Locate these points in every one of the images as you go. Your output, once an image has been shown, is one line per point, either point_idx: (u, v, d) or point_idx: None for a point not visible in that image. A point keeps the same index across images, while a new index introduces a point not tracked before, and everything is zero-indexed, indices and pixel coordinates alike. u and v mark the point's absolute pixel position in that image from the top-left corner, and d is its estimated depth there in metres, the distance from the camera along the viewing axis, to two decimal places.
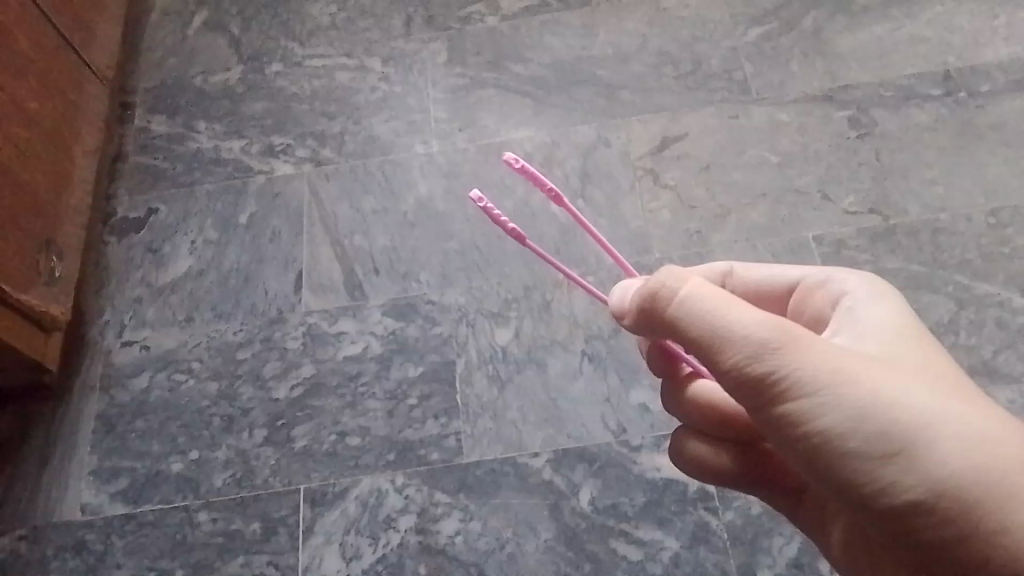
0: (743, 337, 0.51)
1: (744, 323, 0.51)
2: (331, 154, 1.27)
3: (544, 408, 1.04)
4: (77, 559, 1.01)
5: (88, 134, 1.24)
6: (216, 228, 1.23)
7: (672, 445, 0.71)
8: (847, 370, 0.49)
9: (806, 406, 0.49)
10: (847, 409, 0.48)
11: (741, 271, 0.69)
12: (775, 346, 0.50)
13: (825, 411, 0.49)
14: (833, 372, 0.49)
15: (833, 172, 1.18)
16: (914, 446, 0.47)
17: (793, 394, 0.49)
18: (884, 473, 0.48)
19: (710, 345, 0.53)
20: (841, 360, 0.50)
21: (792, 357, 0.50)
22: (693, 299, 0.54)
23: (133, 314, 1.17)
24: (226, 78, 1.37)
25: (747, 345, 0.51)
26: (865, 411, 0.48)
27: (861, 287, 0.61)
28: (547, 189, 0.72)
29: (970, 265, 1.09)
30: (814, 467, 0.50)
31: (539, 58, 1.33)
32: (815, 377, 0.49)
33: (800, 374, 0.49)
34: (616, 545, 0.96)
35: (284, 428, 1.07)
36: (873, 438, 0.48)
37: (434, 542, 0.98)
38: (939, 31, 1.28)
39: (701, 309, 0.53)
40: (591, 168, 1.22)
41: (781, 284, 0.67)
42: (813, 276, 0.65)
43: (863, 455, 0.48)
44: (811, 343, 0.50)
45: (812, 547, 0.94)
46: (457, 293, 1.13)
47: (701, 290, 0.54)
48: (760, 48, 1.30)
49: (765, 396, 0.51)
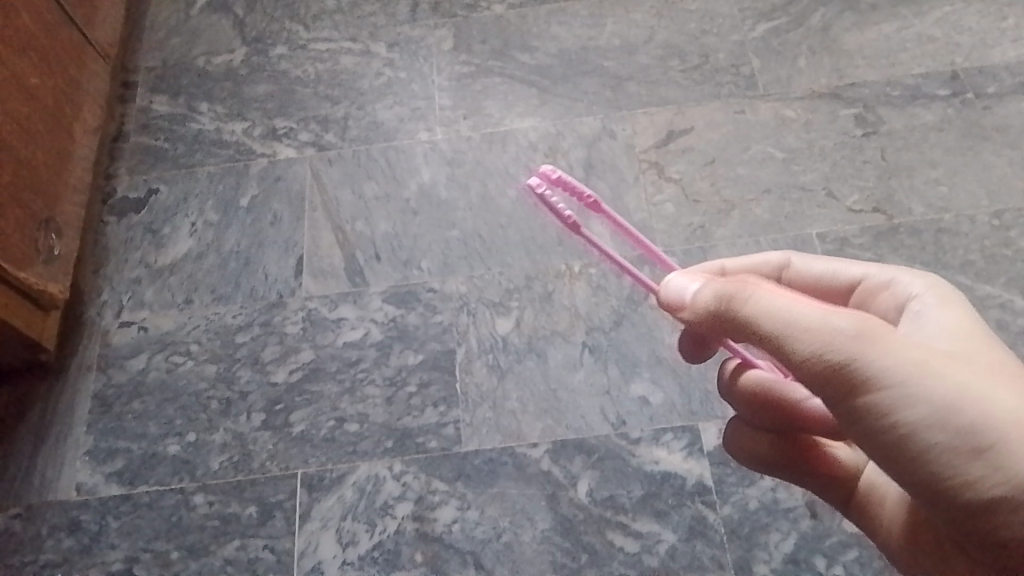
0: (821, 333, 0.52)
1: (818, 318, 0.52)
2: (334, 138, 1.26)
3: (544, 399, 1.04)
4: (71, 538, 1.01)
5: (89, 111, 1.23)
6: (217, 210, 1.22)
7: (728, 433, 0.76)
8: (930, 365, 0.50)
9: (890, 399, 0.50)
10: (932, 402, 0.49)
11: (798, 263, 0.71)
12: (857, 339, 0.51)
13: (904, 404, 0.50)
14: (913, 368, 0.50)
15: (839, 169, 1.18)
16: (1001, 442, 0.48)
17: (874, 387, 0.50)
18: (971, 468, 0.49)
19: (781, 339, 0.53)
20: (924, 357, 0.51)
21: (874, 351, 0.51)
22: (765, 297, 0.55)
23: (132, 294, 1.16)
24: (229, 59, 1.35)
25: (826, 341, 0.51)
26: (945, 406, 0.49)
27: (929, 291, 0.61)
28: (585, 197, 0.69)
29: (972, 266, 1.09)
30: (894, 462, 0.51)
31: (545, 48, 1.32)
32: (898, 372, 0.50)
33: (881, 369, 0.50)
34: (613, 537, 0.96)
35: (282, 412, 1.06)
36: (960, 433, 0.49)
37: (431, 530, 0.98)
38: (947, 31, 1.27)
39: (774, 305, 0.54)
40: (595, 159, 1.21)
41: (842, 281, 0.68)
42: (876, 276, 0.65)
43: (948, 450, 0.49)
44: (889, 340, 0.51)
45: (809, 543, 0.94)
46: (458, 281, 1.13)
47: (770, 290, 0.55)
48: (768, 43, 1.29)
49: (845, 390, 0.52)
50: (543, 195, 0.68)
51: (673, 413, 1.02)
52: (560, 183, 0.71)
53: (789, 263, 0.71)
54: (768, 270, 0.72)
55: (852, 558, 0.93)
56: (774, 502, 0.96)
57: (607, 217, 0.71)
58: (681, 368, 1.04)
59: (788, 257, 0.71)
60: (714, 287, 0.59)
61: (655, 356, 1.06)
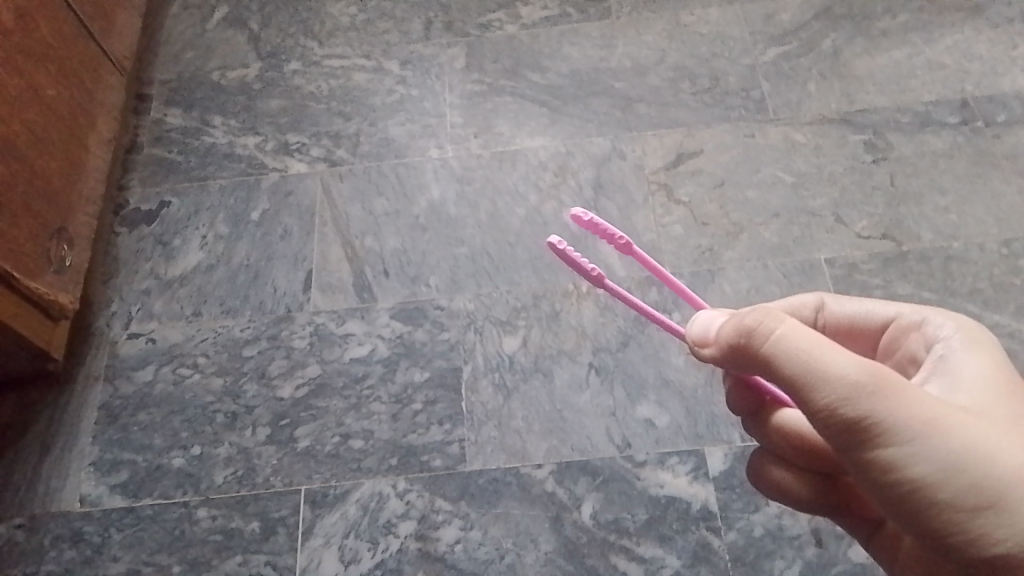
0: (840, 380, 0.51)
1: (840, 366, 0.52)
2: (345, 154, 1.27)
3: (549, 419, 1.04)
4: (74, 550, 1.01)
5: (104, 123, 1.24)
6: (227, 223, 1.23)
7: (752, 466, 0.73)
8: (943, 422, 0.51)
9: (903, 453, 0.50)
10: (942, 457, 0.50)
11: (833, 304, 0.67)
12: (874, 391, 0.51)
13: (917, 460, 0.50)
14: (926, 424, 0.51)
15: (848, 194, 1.18)
16: (1007, 502, 0.49)
17: (887, 441, 0.51)
18: (977, 524, 0.50)
19: (803, 385, 0.53)
20: (937, 412, 0.51)
21: (890, 403, 0.51)
22: (790, 339, 0.54)
23: (141, 306, 1.17)
24: (243, 74, 1.37)
25: (844, 389, 0.51)
26: (955, 464, 0.50)
27: (956, 335, 0.62)
28: (616, 239, 0.73)
29: (981, 294, 1.08)
30: (901, 511, 0.52)
31: (557, 68, 1.33)
32: (912, 426, 0.50)
33: (897, 424, 0.50)
34: (616, 560, 0.96)
35: (287, 427, 1.06)
36: (967, 491, 0.50)
37: (434, 549, 0.98)
38: (957, 59, 1.28)
39: (798, 349, 0.53)
40: (604, 179, 1.22)
41: (875, 320, 0.67)
42: (909, 316, 0.65)
43: (956, 506, 0.50)
44: (906, 394, 0.51)
45: (814, 571, 0.94)
46: (466, 299, 1.13)
47: (796, 331, 0.54)
48: (779, 67, 1.30)
49: (860, 441, 0.51)
50: (566, 251, 0.68)
51: (679, 436, 1.02)
52: (592, 228, 0.74)
53: (823, 303, 0.68)
54: (805, 313, 0.67)
55: None
56: (779, 528, 0.96)
57: (638, 258, 0.75)
58: (687, 391, 1.04)
59: (823, 298, 0.68)
60: (744, 322, 0.57)
61: (662, 378, 1.05)
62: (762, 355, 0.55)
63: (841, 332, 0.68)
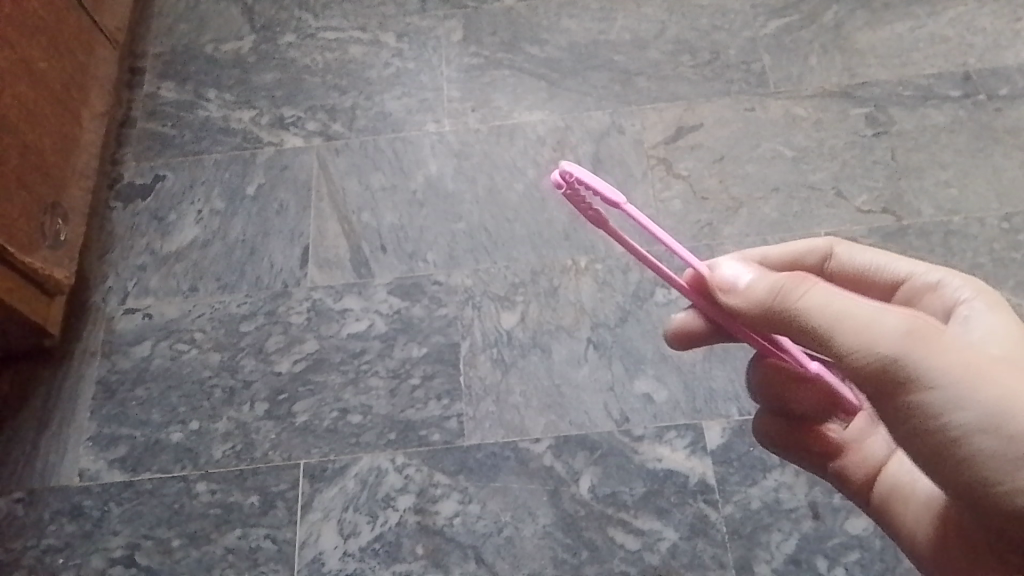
0: (864, 328, 0.52)
1: (864, 313, 0.53)
2: (341, 128, 1.26)
3: (547, 394, 1.04)
4: (73, 524, 1.01)
5: (96, 96, 1.23)
6: (223, 198, 1.22)
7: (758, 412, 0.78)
8: (982, 371, 0.50)
9: (939, 400, 0.50)
10: (978, 405, 0.49)
11: (843, 252, 0.68)
12: (901, 339, 0.51)
13: (952, 407, 0.50)
14: (962, 372, 0.50)
15: (848, 169, 1.17)
16: None
17: (921, 386, 0.51)
18: (1015, 475, 0.49)
19: (827, 336, 0.54)
20: (973, 360, 0.50)
21: (919, 350, 0.51)
22: (807, 293, 0.55)
23: (137, 281, 1.16)
24: (237, 47, 1.35)
25: (868, 338, 0.52)
26: (997, 411, 0.49)
27: (976, 296, 0.59)
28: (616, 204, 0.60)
29: (980, 269, 1.08)
30: (937, 462, 0.52)
31: (555, 41, 1.31)
32: (947, 373, 0.50)
33: (930, 370, 0.50)
34: (614, 534, 0.96)
35: (286, 402, 1.06)
36: (1012, 439, 0.49)
37: (432, 523, 0.98)
38: (960, 32, 1.26)
39: (816, 305, 0.54)
40: (603, 154, 1.21)
41: (886, 278, 0.65)
42: (925, 276, 0.63)
43: (995, 453, 0.49)
44: (938, 341, 0.51)
45: (811, 544, 0.94)
46: (464, 275, 1.12)
47: (818, 288, 0.55)
48: (780, 40, 1.28)
49: (891, 390, 0.52)
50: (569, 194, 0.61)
51: (677, 411, 1.02)
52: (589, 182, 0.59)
53: (831, 251, 0.68)
54: (812, 260, 0.69)
55: (853, 560, 0.93)
56: (776, 502, 0.96)
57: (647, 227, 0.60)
58: (685, 366, 1.04)
59: (832, 245, 0.68)
60: (767, 279, 0.58)
61: (660, 354, 1.05)
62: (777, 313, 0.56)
63: (853, 284, 0.67)
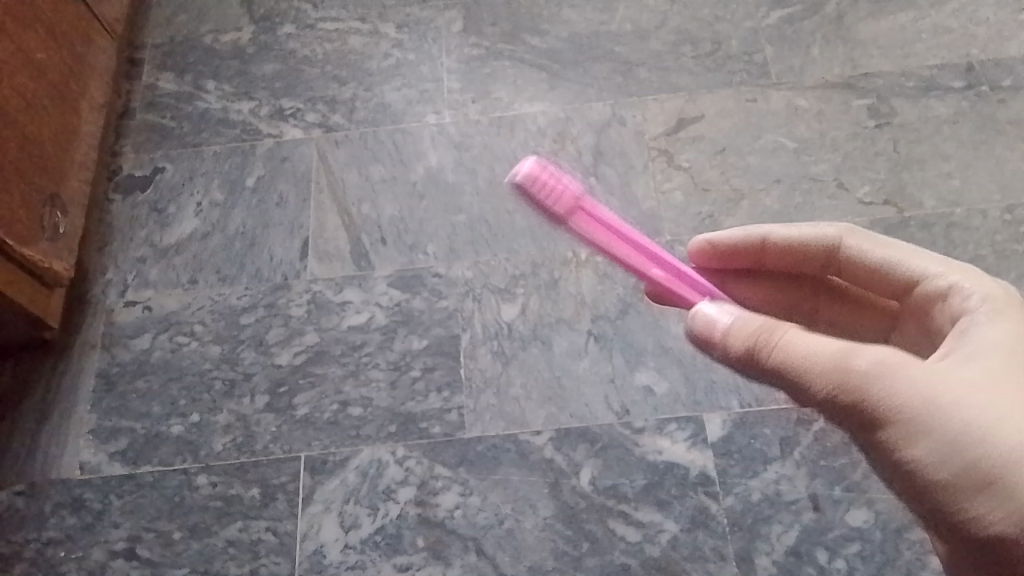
0: (823, 372, 0.54)
1: (822, 358, 0.54)
2: (341, 119, 1.25)
3: (548, 386, 1.04)
4: (74, 516, 1.01)
5: (95, 88, 1.22)
6: (223, 190, 1.21)
7: None
8: (937, 405, 0.51)
9: (897, 438, 0.52)
10: (937, 442, 0.51)
11: (850, 244, 0.62)
12: (857, 380, 0.52)
13: (910, 444, 0.52)
14: (917, 409, 0.51)
15: (850, 160, 1.16)
16: (1006, 482, 0.49)
17: (880, 424, 0.52)
18: (969, 505, 0.51)
19: (790, 381, 0.55)
20: (932, 394, 0.51)
21: (877, 389, 0.52)
22: (780, 336, 0.56)
23: (137, 273, 1.16)
24: (236, 37, 1.34)
25: (825, 380, 0.53)
26: (949, 445, 0.50)
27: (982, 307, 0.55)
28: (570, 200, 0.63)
29: (982, 261, 1.08)
30: (909, 491, 0.54)
31: (556, 31, 1.30)
32: (902, 411, 0.52)
33: (887, 409, 0.52)
34: (615, 526, 0.96)
35: (286, 395, 1.06)
36: (965, 472, 0.50)
37: (433, 515, 0.98)
38: (964, 22, 1.25)
39: (789, 347, 0.55)
40: (603, 146, 1.20)
41: (896, 274, 0.60)
42: (936, 280, 0.58)
43: (951, 486, 0.51)
44: (896, 380, 0.52)
45: (811, 536, 0.94)
46: (464, 267, 1.12)
47: (778, 332, 0.56)
48: (782, 31, 1.27)
49: (859, 426, 0.54)
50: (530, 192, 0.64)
51: (678, 403, 1.02)
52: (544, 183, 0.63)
53: (840, 241, 0.63)
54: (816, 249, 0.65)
55: (853, 551, 0.93)
56: (777, 494, 0.96)
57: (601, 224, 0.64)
58: (686, 359, 1.04)
59: (841, 236, 0.63)
60: (744, 323, 0.58)
61: (661, 346, 1.05)
62: (753, 355, 0.57)
63: (859, 277, 0.63)
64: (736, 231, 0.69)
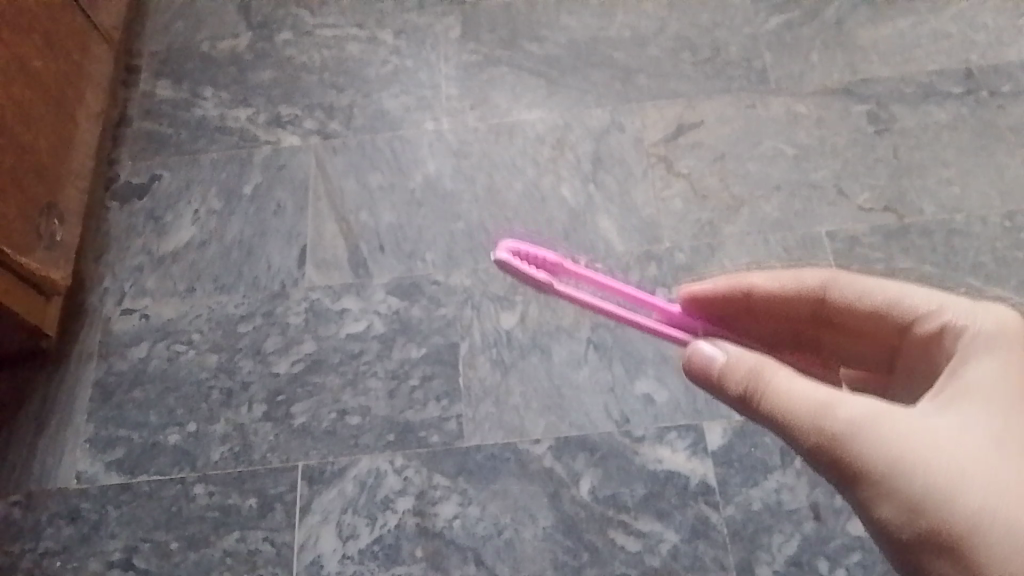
0: (804, 423, 0.55)
1: (805, 409, 0.55)
2: (339, 127, 1.25)
3: (547, 395, 1.03)
4: (71, 527, 1.01)
5: (92, 96, 1.22)
6: (220, 197, 1.21)
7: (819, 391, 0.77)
8: (909, 463, 0.51)
9: (869, 494, 0.53)
10: (904, 501, 0.51)
11: (842, 284, 0.62)
12: (836, 433, 0.53)
13: (880, 502, 0.52)
14: (889, 465, 0.52)
15: (850, 167, 1.16)
16: (968, 547, 0.49)
17: (856, 480, 0.53)
18: (935, 566, 0.51)
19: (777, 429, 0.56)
20: (904, 452, 0.52)
21: (855, 442, 0.53)
22: (769, 378, 0.56)
23: (134, 282, 1.15)
24: (234, 44, 1.34)
25: (807, 430, 0.54)
26: (917, 505, 0.51)
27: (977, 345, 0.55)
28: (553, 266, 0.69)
29: (982, 269, 1.07)
30: (882, 544, 0.54)
31: (554, 38, 1.30)
32: (876, 468, 0.52)
33: (863, 465, 0.53)
34: (615, 536, 0.96)
35: (284, 404, 1.06)
36: (930, 533, 0.50)
37: (432, 525, 0.98)
38: (963, 28, 1.25)
39: (776, 393, 0.56)
40: (602, 153, 1.20)
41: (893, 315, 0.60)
42: (930, 321, 0.58)
43: (918, 546, 0.51)
44: (871, 435, 0.53)
45: (812, 545, 0.94)
46: (463, 275, 1.12)
47: (770, 374, 0.57)
48: (781, 37, 1.27)
49: (835, 476, 0.55)
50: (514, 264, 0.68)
51: (678, 412, 1.01)
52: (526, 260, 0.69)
53: (826, 289, 0.63)
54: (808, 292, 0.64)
55: (855, 561, 0.93)
56: (778, 503, 0.96)
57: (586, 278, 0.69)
58: None
59: (828, 279, 0.63)
60: (738, 356, 0.59)
61: (661, 354, 1.05)
62: (741, 400, 0.58)
63: (858, 319, 0.62)
64: (720, 282, 0.67)
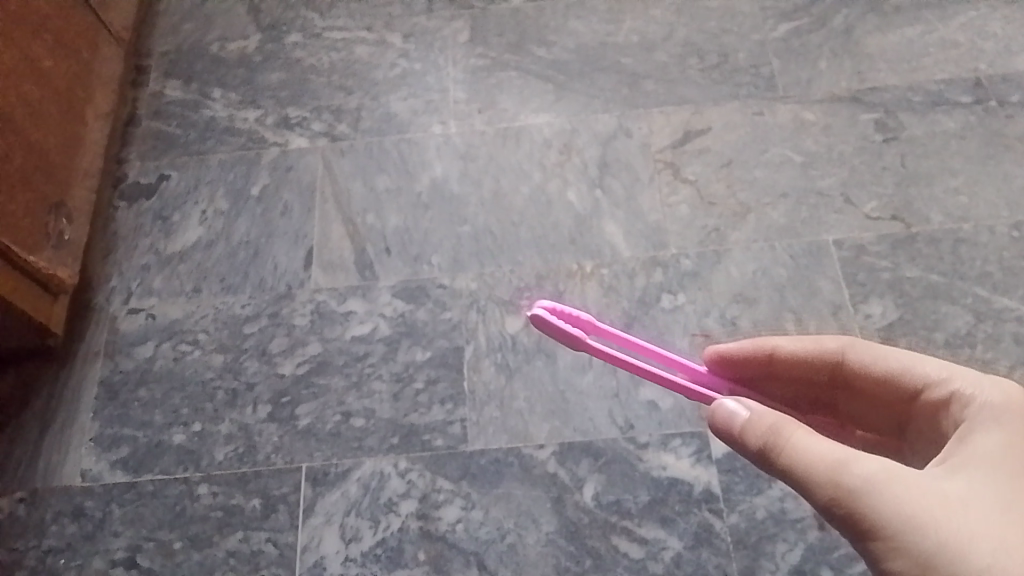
0: (819, 476, 0.55)
1: (821, 463, 0.55)
2: (347, 129, 1.25)
3: (552, 400, 1.03)
4: (75, 525, 1.01)
5: (101, 96, 1.22)
6: (227, 198, 1.21)
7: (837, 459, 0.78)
8: (919, 519, 0.51)
9: (880, 549, 0.52)
10: (914, 558, 0.51)
11: (855, 353, 0.66)
12: (849, 488, 0.54)
13: (891, 559, 0.52)
14: (901, 522, 0.52)
15: (857, 175, 1.16)
16: None
17: (867, 536, 0.53)
18: None
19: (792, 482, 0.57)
20: (914, 508, 0.52)
21: (867, 496, 0.53)
22: (789, 438, 0.57)
23: (140, 281, 1.16)
24: (243, 46, 1.34)
25: (822, 483, 0.55)
26: (926, 563, 0.50)
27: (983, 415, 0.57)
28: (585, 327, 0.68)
29: (989, 278, 1.07)
30: None
31: (563, 43, 1.30)
32: (886, 524, 0.52)
33: (873, 520, 0.52)
34: (618, 542, 0.95)
35: (289, 405, 1.06)
36: None
37: (435, 528, 0.98)
38: (971, 37, 1.25)
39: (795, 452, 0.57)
40: (609, 158, 1.20)
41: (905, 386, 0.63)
42: (937, 390, 0.60)
43: None
44: (884, 490, 0.53)
45: (816, 555, 0.93)
46: (468, 279, 1.12)
47: (789, 430, 0.57)
48: (789, 44, 1.27)
49: (848, 533, 0.55)
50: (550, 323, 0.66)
51: (682, 418, 1.01)
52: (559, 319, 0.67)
53: (844, 354, 0.66)
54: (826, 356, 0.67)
55: (858, 571, 0.92)
56: (781, 511, 0.95)
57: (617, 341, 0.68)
58: None
59: (845, 347, 0.66)
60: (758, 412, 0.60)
61: None
62: (760, 454, 0.58)
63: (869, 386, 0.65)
64: (746, 341, 0.71)
